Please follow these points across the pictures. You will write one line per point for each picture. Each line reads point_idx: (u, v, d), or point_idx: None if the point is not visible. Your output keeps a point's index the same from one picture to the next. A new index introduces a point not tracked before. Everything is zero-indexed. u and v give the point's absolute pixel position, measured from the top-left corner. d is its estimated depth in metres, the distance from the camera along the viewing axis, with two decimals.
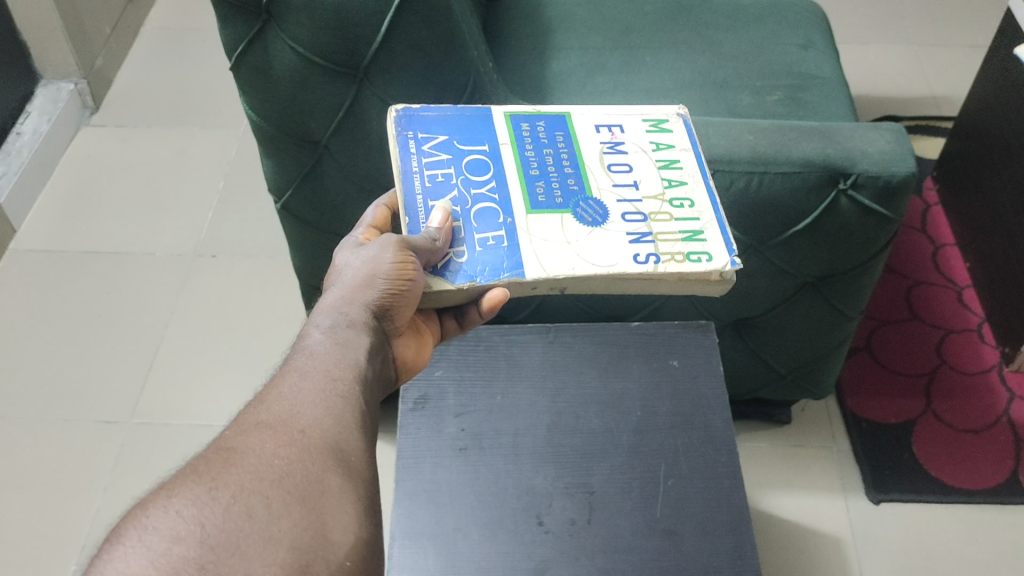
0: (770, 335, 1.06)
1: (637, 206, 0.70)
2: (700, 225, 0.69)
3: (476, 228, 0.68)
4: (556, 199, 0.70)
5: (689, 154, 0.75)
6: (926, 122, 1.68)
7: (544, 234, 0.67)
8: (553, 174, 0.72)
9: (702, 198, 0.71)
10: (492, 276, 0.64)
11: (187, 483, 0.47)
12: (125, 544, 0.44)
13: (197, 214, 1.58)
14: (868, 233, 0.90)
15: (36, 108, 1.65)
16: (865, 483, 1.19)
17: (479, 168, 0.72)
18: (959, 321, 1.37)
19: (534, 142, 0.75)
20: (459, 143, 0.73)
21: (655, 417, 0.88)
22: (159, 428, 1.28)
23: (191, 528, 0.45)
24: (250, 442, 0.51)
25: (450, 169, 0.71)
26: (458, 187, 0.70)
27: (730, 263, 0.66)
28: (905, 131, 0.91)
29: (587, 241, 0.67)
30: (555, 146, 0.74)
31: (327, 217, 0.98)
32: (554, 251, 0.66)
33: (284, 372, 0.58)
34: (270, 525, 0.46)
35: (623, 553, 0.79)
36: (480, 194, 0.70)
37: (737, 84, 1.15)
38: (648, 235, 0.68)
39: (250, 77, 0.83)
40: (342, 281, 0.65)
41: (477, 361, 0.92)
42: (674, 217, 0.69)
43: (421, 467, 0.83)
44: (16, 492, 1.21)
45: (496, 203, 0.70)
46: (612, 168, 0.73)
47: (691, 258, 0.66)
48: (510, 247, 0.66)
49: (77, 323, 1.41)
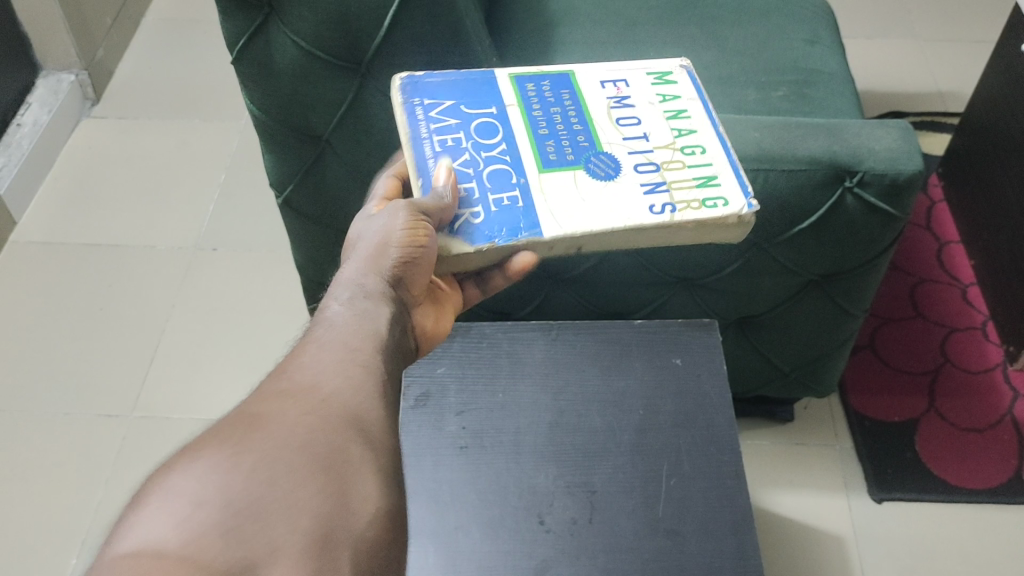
0: (773, 330, 1.05)
1: (649, 156, 0.70)
2: (713, 168, 0.69)
3: (489, 190, 0.67)
4: (569, 155, 0.70)
5: (695, 99, 0.75)
6: (931, 118, 1.67)
7: (558, 193, 0.67)
8: (563, 132, 0.71)
9: (711, 141, 0.71)
10: (510, 236, 0.64)
11: (210, 447, 0.45)
12: (147, 509, 0.41)
13: (198, 206, 1.58)
14: (873, 231, 0.90)
15: (36, 100, 1.64)
16: (868, 481, 1.18)
17: (487, 129, 0.71)
18: (964, 319, 1.36)
19: (540, 101, 0.74)
20: (466, 107, 0.72)
21: (658, 415, 0.87)
22: (160, 422, 1.27)
23: (214, 493, 0.42)
24: (273, 410, 0.49)
25: (460, 134, 0.70)
26: (469, 151, 0.69)
27: (745, 202, 0.67)
28: (913, 128, 0.90)
29: (604, 193, 0.67)
30: (563, 105, 0.73)
31: (328, 213, 0.97)
32: (572, 206, 0.66)
33: (306, 344, 0.57)
34: (293, 493, 0.44)
35: (624, 554, 0.78)
36: (491, 156, 0.69)
37: (742, 80, 1.14)
38: (663, 184, 0.68)
39: (252, 70, 0.83)
40: (357, 253, 0.65)
41: (479, 357, 0.91)
42: (686, 164, 0.69)
43: (423, 465, 0.83)
44: (16, 484, 1.21)
45: (508, 164, 0.69)
46: (622, 123, 0.72)
47: (705, 203, 0.67)
48: (524, 206, 0.66)
49: (78, 315, 1.40)
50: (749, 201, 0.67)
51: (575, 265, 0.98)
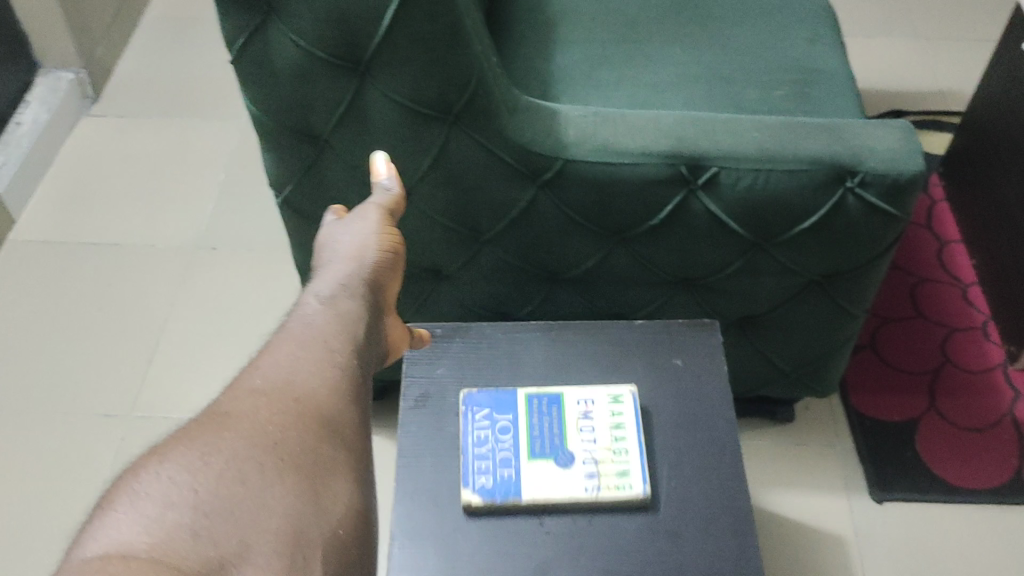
0: (774, 330, 1.05)
1: (590, 452, 0.82)
2: (629, 460, 0.81)
3: (489, 462, 0.81)
4: (539, 446, 0.82)
5: (634, 391, 0.86)
6: (932, 117, 1.67)
7: (530, 479, 0.80)
8: (545, 431, 0.83)
9: (636, 443, 0.82)
10: (490, 495, 0.79)
11: (179, 449, 0.51)
12: (117, 511, 0.46)
13: (198, 205, 1.57)
14: (874, 231, 0.90)
15: (35, 98, 1.64)
16: (868, 481, 1.18)
17: (507, 398, 0.85)
18: (965, 319, 1.36)
19: (538, 406, 0.84)
20: (497, 407, 0.85)
21: (658, 416, 0.87)
22: (159, 421, 1.27)
23: (184, 494, 0.47)
24: (242, 411, 0.55)
25: (487, 423, 0.84)
26: (490, 435, 0.83)
27: (643, 493, 0.79)
28: (914, 128, 0.90)
29: (551, 487, 0.79)
30: (549, 409, 0.84)
31: (328, 212, 0.97)
32: (539, 487, 0.79)
33: (281, 339, 0.63)
34: (262, 490, 0.50)
35: (624, 555, 0.78)
36: (498, 446, 0.82)
37: (743, 79, 1.13)
38: (594, 476, 0.80)
39: (251, 70, 0.82)
40: (334, 256, 0.72)
41: (478, 358, 0.91)
42: (614, 464, 0.81)
43: (421, 467, 0.83)
44: (15, 484, 1.20)
45: (507, 450, 0.82)
46: (583, 425, 0.83)
47: (618, 487, 0.80)
48: (503, 485, 0.80)
49: (76, 314, 1.40)
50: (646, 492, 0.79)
51: (576, 264, 0.97)
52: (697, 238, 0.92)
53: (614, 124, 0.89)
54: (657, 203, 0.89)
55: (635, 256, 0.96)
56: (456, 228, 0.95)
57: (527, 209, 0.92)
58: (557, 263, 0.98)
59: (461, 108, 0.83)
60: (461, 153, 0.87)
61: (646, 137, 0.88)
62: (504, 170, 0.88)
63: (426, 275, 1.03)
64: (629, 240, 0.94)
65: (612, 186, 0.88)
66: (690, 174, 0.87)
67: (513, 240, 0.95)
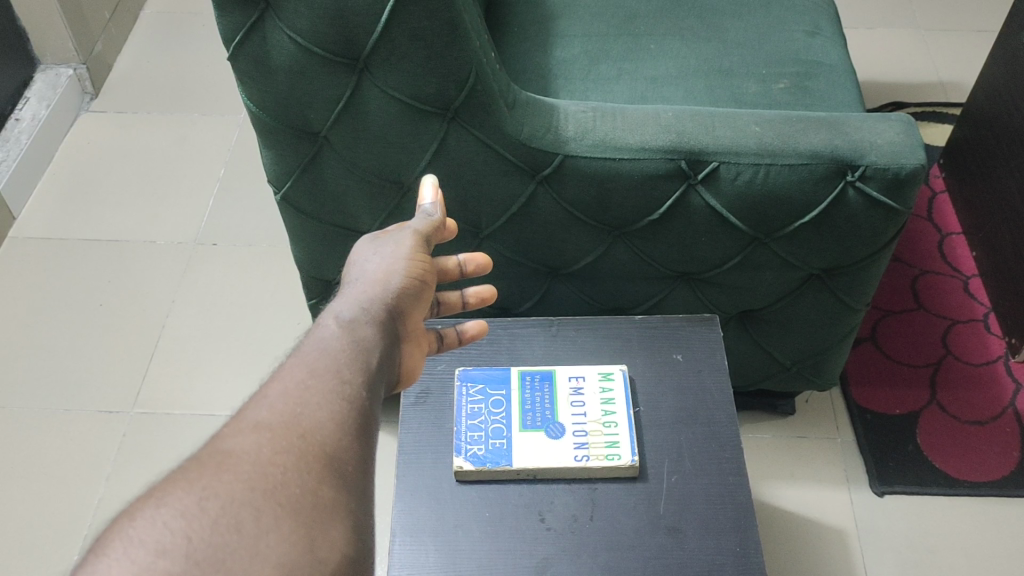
0: (774, 325, 1.05)
1: (581, 422, 0.83)
2: (618, 432, 0.83)
3: (484, 433, 0.83)
4: (530, 419, 0.84)
5: (623, 368, 0.88)
6: (933, 109, 1.67)
7: (526, 450, 0.81)
8: (538, 404, 0.85)
9: (625, 416, 0.84)
10: (482, 462, 0.81)
11: (177, 491, 0.46)
12: (109, 557, 0.43)
13: (198, 200, 1.57)
14: (876, 226, 0.89)
15: (35, 94, 1.64)
16: (870, 474, 1.18)
17: (501, 375, 0.88)
18: (966, 311, 1.36)
19: (530, 382, 0.87)
20: (493, 382, 0.87)
21: (659, 411, 0.87)
22: (161, 418, 1.27)
23: (177, 542, 0.43)
24: (247, 447, 0.50)
25: (482, 397, 0.86)
26: (484, 409, 0.85)
27: (631, 461, 0.81)
28: (914, 120, 0.90)
29: (541, 456, 0.81)
30: (540, 384, 0.86)
31: (327, 208, 0.96)
32: (532, 455, 0.81)
33: (291, 365, 0.57)
34: (257, 540, 0.45)
35: (625, 551, 0.78)
36: (492, 417, 0.84)
37: (743, 72, 1.13)
38: (585, 445, 0.82)
39: (248, 67, 0.82)
40: (359, 276, 0.68)
41: (479, 354, 0.92)
42: (603, 432, 0.83)
43: (422, 463, 0.83)
44: (17, 482, 1.21)
45: (501, 421, 0.84)
46: (574, 397, 0.85)
47: (607, 456, 0.81)
48: (497, 452, 0.81)
49: (77, 311, 1.40)
50: (635, 459, 0.81)
51: (577, 259, 0.97)
52: (697, 232, 0.92)
53: (613, 120, 0.89)
54: (656, 198, 0.89)
55: (635, 252, 0.96)
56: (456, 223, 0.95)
57: (527, 205, 0.91)
58: (556, 258, 0.98)
59: (460, 104, 0.83)
60: (460, 149, 0.87)
61: (645, 132, 0.88)
62: (504, 165, 0.88)
63: None
64: (629, 235, 0.94)
65: (611, 181, 0.88)
66: (690, 169, 0.87)
67: (512, 235, 0.95)
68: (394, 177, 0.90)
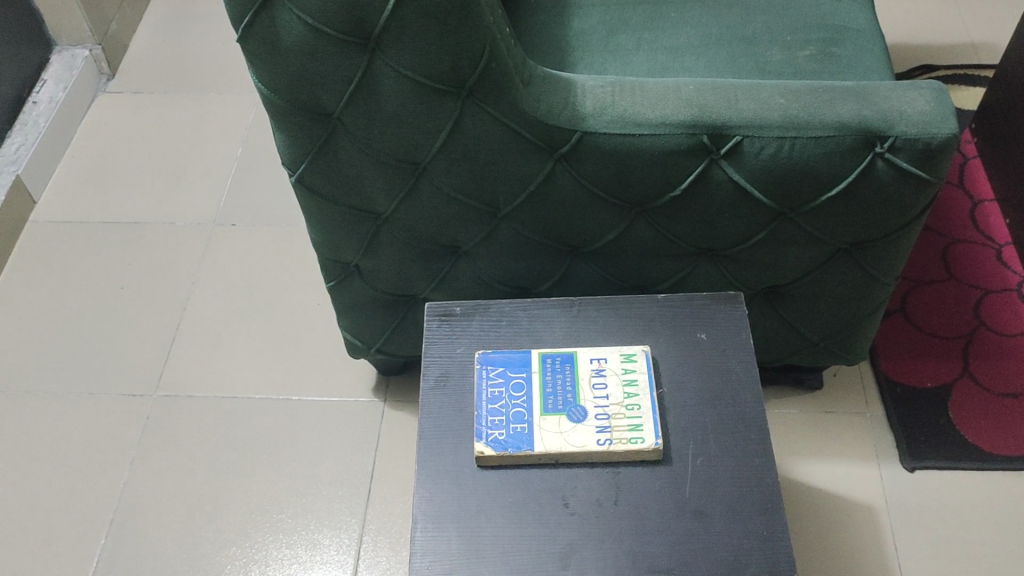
0: (800, 300, 1.02)
1: (604, 405, 0.82)
2: (642, 415, 0.81)
3: (506, 419, 0.81)
4: (552, 402, 0.82)
5: (646, 349, 0.86)
6: (964, 71, 1.62)
7: (548, 435, 0.80)
8: (558, 387, 0.83)
9: (648, 398, 0.82)
10: (503, 447, 0.80)
11: None
12: None
13: (217, 181, 1.56)
14: (905, 197, 0.87)
15: (51, 75, 1.64)
16: (899, 450, 1.16)
17: (521, 357, 0.86)
18: (999, 279, 1.32)
19: (551, 365, 0.85)
20: (513, 366, 0.85)
21: (683, 392, 0.85)
22: (184, 401, 1.27)
23: None
24: None
25: (503, 382, 0.84)
26: (505, 393, 0.83)
27: (655, 444, 0.79)
28: (946, 88, 0.87)
29: (562, 439, 0.80)
30: (560, 369, 0.85)
31: (344, 192, 0.93)
32: (554, 439, 0.80)
33: None
34: None
35: (651, 535, 0.76)
36: (513, 402, 0.83)
37: (767, 39, 1.10)
38: (608, 428, 0.80)
39: (258, 50, 0.79)
40: None
41: (499, 336, 0.90)
42: (626, 415, 0.81)
43: (444, 449, 0.82)
44: (44, 466, 1.21)
45: (523, 405, 0.82)
46: (596, 381, 0.84)
47: (629, 440, 0.80)
48: (519, 437, 0.80)
49: (99, 294, 1.40)
50: (659, 443, 0.79)
51: (598, 236, 0.95)
52: (720, 207, 0.90)
53: (633, 95, 0.87)
54: (678, 173, 0.87)
55: (656, 228, 0.94)
56: (474, 204, 0.92)
57: (545, 183, 0.89)
58: (576, 235, 0.95)
59: (475, 81, 0.81)
60: (476, 128, 0.84)
61: (666, 106, 0.85)
62: (521, 144, 0.86)
63: (443, 253, 1.01)
64: (649, 212, 0.92)
65: (631, 157, 0.86)
66: (712, 143, 0.85)
67: (530, 215, 0.93)
68: (409, 157, 0.88)
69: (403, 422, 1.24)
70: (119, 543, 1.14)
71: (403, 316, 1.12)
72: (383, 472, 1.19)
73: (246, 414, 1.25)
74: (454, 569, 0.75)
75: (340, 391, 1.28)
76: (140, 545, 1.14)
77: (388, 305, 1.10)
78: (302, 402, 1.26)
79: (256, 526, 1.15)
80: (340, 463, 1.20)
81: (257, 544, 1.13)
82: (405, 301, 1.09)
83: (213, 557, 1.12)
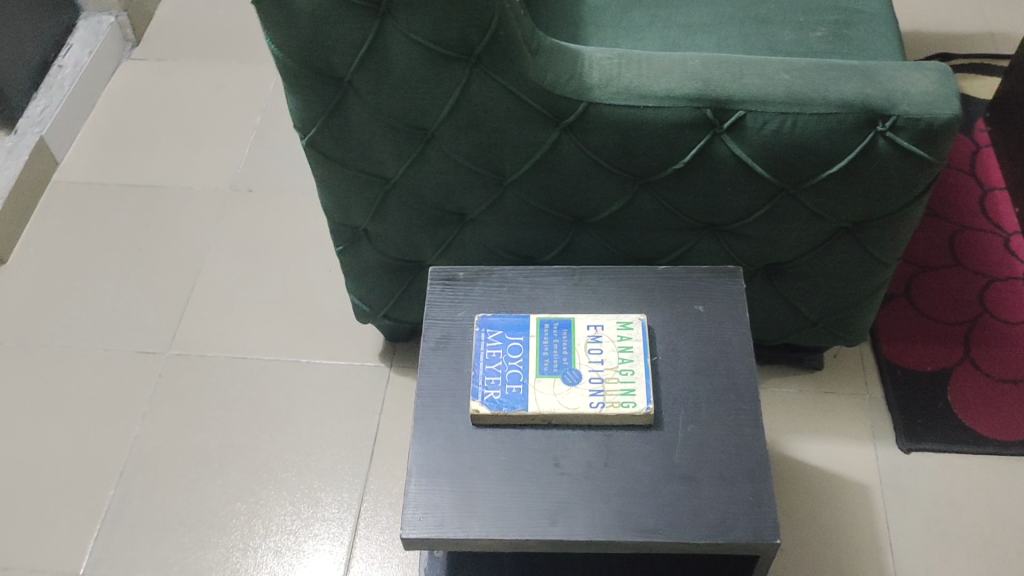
0: (801, 278, 1.04)
1: (598, 369, 0.84)
2: (635, 381, 0.83)
3: (502, 380, 0.83)
4: (548, 365, 0.84)
5: (642, 317, 0.88)
6: (981, 61, 1.61)
7: (542, 397, 0.82)
8: (553, 351, 0.85)
9: (642, 364, 0.84)
10: (498, 407, 0.82)
11: None
12: None
13: (235, 148, 1.59)
14: (906, 177, 0.88)
15: (77, 40, 1.67)
16: (897, 431, 1.17)
17: (519, 321, 0.88)
18: (1006, 268, 1.32)
19: (547, 331, 0.87)
20: (511, 331, 0.87)
21: (677, 361, 0.87)
22: (195, 360, 1.30)
23: None
24: None
25: (500, 345, 0.86)
26: (502, 355, 0.85)
27: (646, 409, 0.81)
28: (951, 70, 0.87)
29: (556, 401, 0.82)
30: (556, 334, 0.87)
31: (354, 154, 0.95)
32: (547, 400, 0.82)
33: None
34: None
35: (640, 497, 0.78)
36: (510, 364, 0.85)
37: (780, 20, 1.11)
38: (600, 392, 0.82)
39: (271, 12, 0.81)
40: None
41: (500, 301, 0.92)
42: (619, 380, 0.83)
43: (441, 408, 0.84)
44: (58, 418, 1.25)
45: (518, 367, 0.84)
46: (591, 347, 0.85)
47: (621, 404, 0.81)
48: (514, 398, 0.82)
49: (116, 255, 1.43)
50: (650, 408, 0.81)
51: (601, 208, 0.97)
52: (722, 182, 0.91)
53: (639, 68, 0.88)
54: (681, 146, 0.88)
55: (659, 201, 0.95)
56: (480, 171, 0.94)
57: (550, 152, 0.91)
58: (580, 206, 0.97)
59: (483, 49, 0.82)
60: (484, 95, 0.86)
61: (671, 79, 0.87)
62: (527, 112, 0.87)
63: (449, 219, 1.02)
64: (652, 184, 0.93)
65: (635, 129, 0.87)
66: (715, 117, 0.86)
67: (536, 184, 0.95)
68: (417, 123, 0.89)
69: (408, 387, 1.26)
70: (127, 494, 1.17)
71: (410, 282, 1.14)
72: (385, 436, 1.21)
73: (255, 375, 1.28)
74: (446, 521, 0.78)
75: (346, 355, 1.30)
76: (147, 498, 1.17)
77: (395, 270, 1.12)
78: (310, 366, 1.29)
79: (261, 482, 1.18)
80: (344, 425, 1.23)
81: (261, 501, 1.16)
82: (412, 267, 1.11)
83: (218, 511, 1.15)
